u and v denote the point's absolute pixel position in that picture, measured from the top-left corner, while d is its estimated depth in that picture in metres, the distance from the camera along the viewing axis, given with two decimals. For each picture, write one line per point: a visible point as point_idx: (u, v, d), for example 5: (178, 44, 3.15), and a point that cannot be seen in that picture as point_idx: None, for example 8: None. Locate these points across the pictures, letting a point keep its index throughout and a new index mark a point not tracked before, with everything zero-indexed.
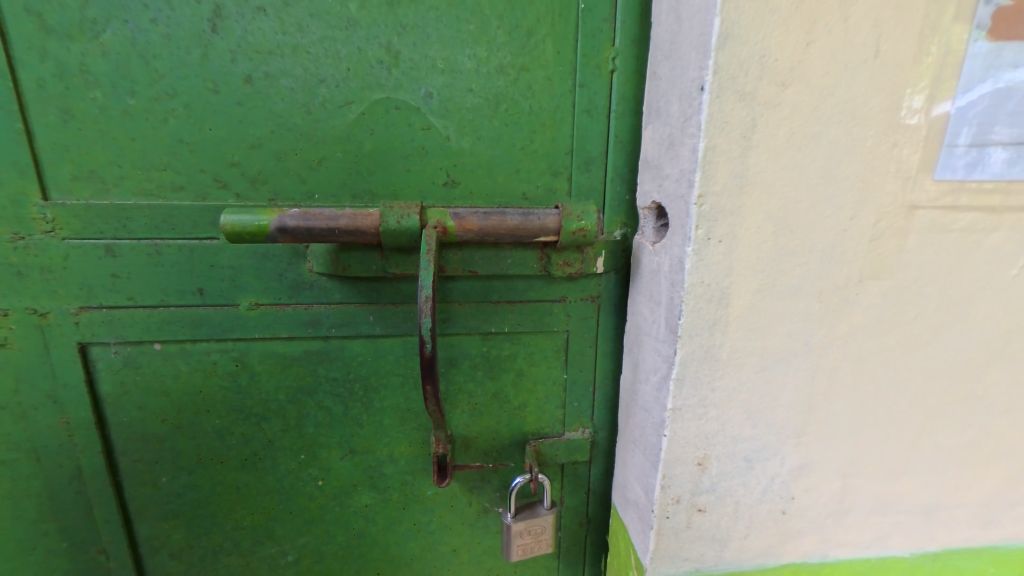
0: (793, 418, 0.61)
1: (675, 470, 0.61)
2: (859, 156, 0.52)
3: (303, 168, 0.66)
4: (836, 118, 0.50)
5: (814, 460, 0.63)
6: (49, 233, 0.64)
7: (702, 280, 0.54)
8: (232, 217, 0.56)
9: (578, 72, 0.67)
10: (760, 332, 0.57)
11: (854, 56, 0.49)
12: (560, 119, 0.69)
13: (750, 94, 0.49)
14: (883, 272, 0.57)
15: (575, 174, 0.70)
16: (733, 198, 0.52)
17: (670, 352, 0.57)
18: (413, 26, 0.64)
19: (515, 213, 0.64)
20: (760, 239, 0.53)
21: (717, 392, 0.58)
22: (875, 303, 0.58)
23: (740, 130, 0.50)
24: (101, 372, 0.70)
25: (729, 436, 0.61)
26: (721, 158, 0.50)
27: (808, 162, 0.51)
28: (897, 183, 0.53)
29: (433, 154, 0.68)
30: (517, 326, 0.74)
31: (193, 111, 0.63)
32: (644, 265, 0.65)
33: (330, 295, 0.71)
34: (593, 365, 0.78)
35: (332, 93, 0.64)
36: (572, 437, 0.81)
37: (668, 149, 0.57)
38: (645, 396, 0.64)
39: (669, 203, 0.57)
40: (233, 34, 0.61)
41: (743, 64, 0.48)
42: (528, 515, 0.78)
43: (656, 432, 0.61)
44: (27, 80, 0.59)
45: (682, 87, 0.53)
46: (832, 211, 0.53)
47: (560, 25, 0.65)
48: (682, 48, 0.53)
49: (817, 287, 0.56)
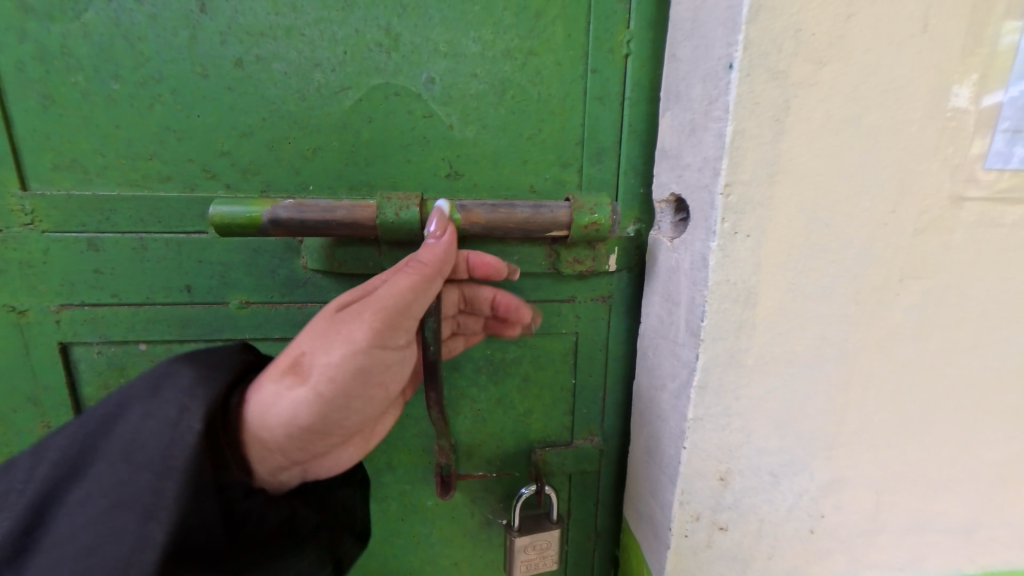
0: (823, 429, 0.56)
1: (695, 486, 0.56)
2: (906, 141, 0.47)
3: (296, 158, 0.62)
4: (880, 99, 0.46)
5: (845, 476, 0.58)
6: (28, 226, 0.61)
7: (727, 278, 0.49)
8: (221, 208, 0.52)
9: (589, 57, 0.63)
10: (790, 336, 0.52)
11: (899, 32, 0.44)
12: (570, 107, 0.64)
13: (784, 72, 0.44)
14: (925, 271, 0.52)
15: (586, 166, 0.66)
16: (763, 187, 0.47)
17: (692, 357, 0.53)
18: (414, 6, 0.60)
19: (524, 206, 0.60)
20: (792, 233, 0.49)
21: (741, 401, 0.54)
22: (916, 304, 0.53)
23: (772, 115, 0.45)
24: (83, 373, 0.66)
25: (754, 449, 0.56)
26: (751, 143, 0.46)
27: (845, 149, 0.47)
28: (945, 172, 0.49)
29: (434, 144, 0.64)
30: (524, 327, 0.70)
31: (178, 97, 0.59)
32: (660, 261, 0.61)
33: (325, 294, 0.66)
34: (603, 369, 0.73)
35: (328, 79, 0.61)
36: (581, 445, 0.76)
37: (688, 136, 0.52)
38: (662, 404, 0.60)
39: (690, 194, 0.52)
40: (222, 15, 0.57)
41: (777, 38, 0.43)
42: (534, 529, 0.73)
43: (675, 444, 0.57)
44: (6, 63, 0.56)
45: (705, 67, 0.49)
46: (871, 203, 0.49)
47: (570, 6, 0.61)
48: (705, 29, 0.49)
49: (853, 287, 0.51)
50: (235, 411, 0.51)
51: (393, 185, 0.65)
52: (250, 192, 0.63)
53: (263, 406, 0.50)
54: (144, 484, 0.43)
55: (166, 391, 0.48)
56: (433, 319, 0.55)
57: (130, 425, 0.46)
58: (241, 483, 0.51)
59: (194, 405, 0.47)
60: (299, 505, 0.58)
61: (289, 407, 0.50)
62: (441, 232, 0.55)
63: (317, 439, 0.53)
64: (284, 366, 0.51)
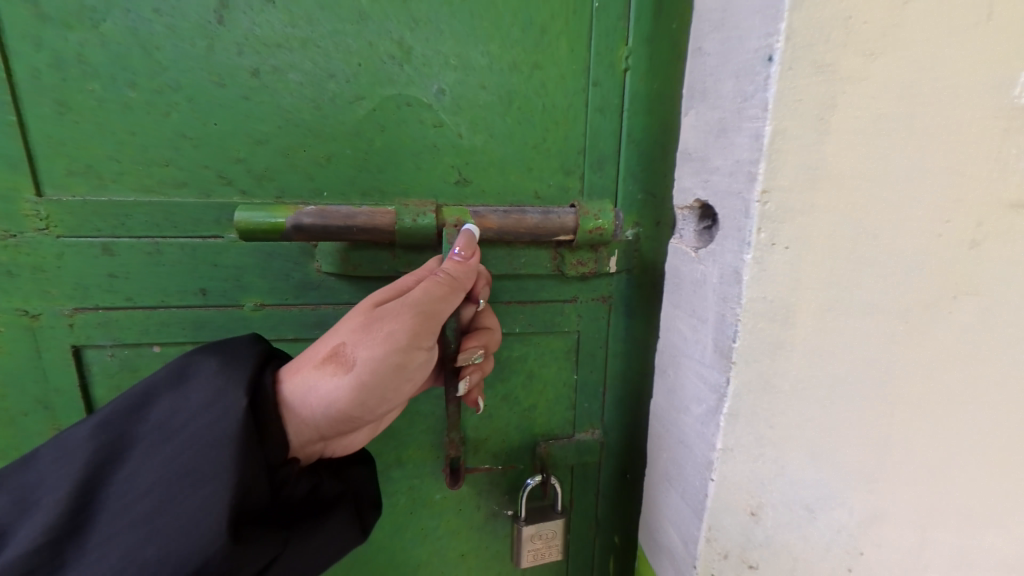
0: (856, 462, 0.61)
1: (724, 519, 0.61)
2: (920, 164, 0.52)
3: (310, 164, 0.65)
4: (899, 127, 0.50)
5: (877, 511, 0.63)
6: (42, 231, 0.61)
7: (763, 297, 0.53)
8: (244, 214, 0.54)
9: (591, 71, 0.67)
10: (825, 367, 0.57)
11: (937, 30, 0.49)
12: (573, 117, 0.68)
13: (828, 65, 0.48)
14: (949, 302, 0.57)
15: (587, 173, 0.70)
16: (802, 193, 0.51)
17: (721, 380, 0.57)
18: (425, 20, 0.62)
19: (534, 212, 0.64)
20: (830, 254, 0.53)
21: (775, 429, 0.58)
22: (940, 335, 0.58)
23: (817, 111, 0.49)
24: (95, 376, 0.67)
25: (788, 480, 0.60)
26: (792, 144, 0.49)
27: (883, 174, 0.51)
28: (973, 178, 0.54)
29: (445, 152, 0.67)
30: (528, 326, 0.73)
31: (195, 104, 0.60)
32: (684, 271, 0.65)
33: (336, 296, 0.68)
34: (603, 366, 0.77)
35: (341, 88, 0.63)
36: (582, 439, 0.80)
37: (718, 134, 0.57)
38: (687, 429, 0.64)
39: (720, 200, 0.57)
40: (239, 26, 0.59)
41: (823, 30, 0.47)
42: (540, 519, 0.77)
43: (703, 473, 0.61)
44: (21, 70, 0.57)
45: (737, 63, 0.53)
46: (902, 238, 0.54)
47: (573, 22, 0.65)
48: (738, 20, 0.53)
49: (882, 323, 0.56)
50: (271, 392, 0.54)
51: (404, 192, 0.67)
52: (265, 197, 0.64)
53: (306, 387, 0.55)
54: (190, 457, 0.49)
55: (193, 377, 0.53)
56: (455, 318, 0.59)
57: (164, 410, 0.51)
58: (279, 453, 0.54)
59: (230, 385, 0.52)
60: (324, 474, 0.61)
61: (332, 388, 0.55)
62: (468, 252, 0.56)
63: (349, 421, 0.58)
64: (326, 350, 0.56)
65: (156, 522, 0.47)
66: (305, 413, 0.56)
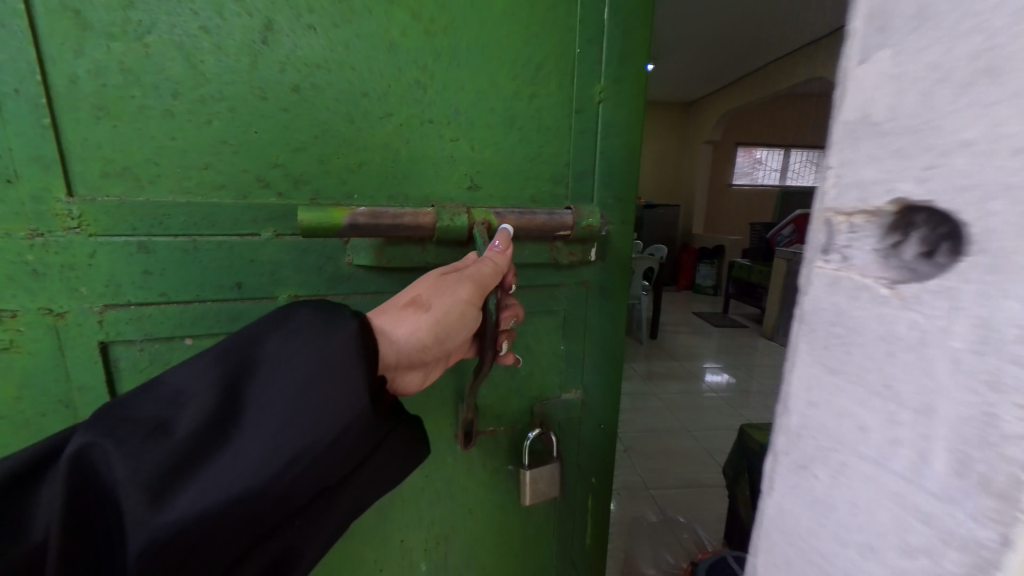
0: None
1: None
2: None
3: (339, 167, 0.73)
4: None
5: None
6: (72, 230, 0.63)
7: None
8: (307, 215, 0.62)
9: (574, 102, 0.84)
10: None
11: None
12: (565, 139, 0.85)
13: None
14: None
15: (571, 183, 0.87)
16: None
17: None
18: (445, 53, 0.75)
19: (541, 213, 0.80)
20: None
21: None
22: None
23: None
24: (122, 371, 0.69)
25: None
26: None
27: None
28: None
29: (463, 163, 0.80)
30: (529, 306, 0.89)
31: (233, 111, 0.66)
32: (946, 305, 0.27)
33: (368, 287, 0.78)
34: (584, 337, 0.95)
35: (374, 105, 0.73)
36: (567, 398, 0.98)
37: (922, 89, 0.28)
38: None
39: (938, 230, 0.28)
40: (283, 48, 0.66)
41: None
42: (539, 467, 0.93)
43: None
44: (58, 76, 0.59)
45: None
46: None
47: (560, 64, 0.82)
48: None
49: None
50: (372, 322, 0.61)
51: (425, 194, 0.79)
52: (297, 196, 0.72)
53: (395, 321, 0.63)
54: (318, 366, 0.51)
55: (298, 316, 0.55)
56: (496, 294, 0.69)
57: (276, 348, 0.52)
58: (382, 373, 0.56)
59: (343, 317, 0.56)
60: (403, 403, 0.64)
61: (411, 327, 0.63)
62: (505, 244, 0.69)
63: (425, 354, 0.65)
64: (400, 302, 0.65)
65: (281, 428, 0.48)
66: (392, 341, 0.62)
